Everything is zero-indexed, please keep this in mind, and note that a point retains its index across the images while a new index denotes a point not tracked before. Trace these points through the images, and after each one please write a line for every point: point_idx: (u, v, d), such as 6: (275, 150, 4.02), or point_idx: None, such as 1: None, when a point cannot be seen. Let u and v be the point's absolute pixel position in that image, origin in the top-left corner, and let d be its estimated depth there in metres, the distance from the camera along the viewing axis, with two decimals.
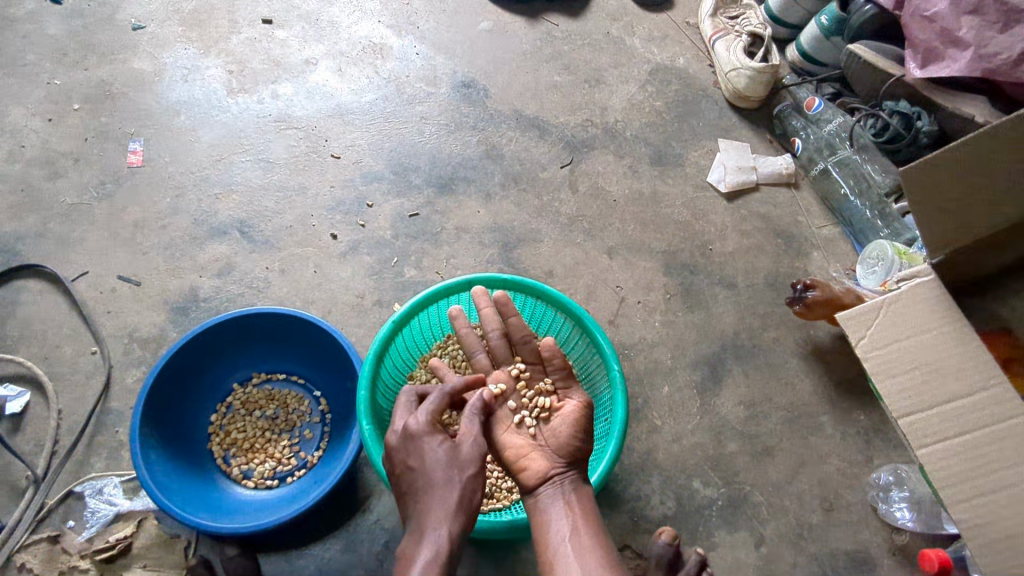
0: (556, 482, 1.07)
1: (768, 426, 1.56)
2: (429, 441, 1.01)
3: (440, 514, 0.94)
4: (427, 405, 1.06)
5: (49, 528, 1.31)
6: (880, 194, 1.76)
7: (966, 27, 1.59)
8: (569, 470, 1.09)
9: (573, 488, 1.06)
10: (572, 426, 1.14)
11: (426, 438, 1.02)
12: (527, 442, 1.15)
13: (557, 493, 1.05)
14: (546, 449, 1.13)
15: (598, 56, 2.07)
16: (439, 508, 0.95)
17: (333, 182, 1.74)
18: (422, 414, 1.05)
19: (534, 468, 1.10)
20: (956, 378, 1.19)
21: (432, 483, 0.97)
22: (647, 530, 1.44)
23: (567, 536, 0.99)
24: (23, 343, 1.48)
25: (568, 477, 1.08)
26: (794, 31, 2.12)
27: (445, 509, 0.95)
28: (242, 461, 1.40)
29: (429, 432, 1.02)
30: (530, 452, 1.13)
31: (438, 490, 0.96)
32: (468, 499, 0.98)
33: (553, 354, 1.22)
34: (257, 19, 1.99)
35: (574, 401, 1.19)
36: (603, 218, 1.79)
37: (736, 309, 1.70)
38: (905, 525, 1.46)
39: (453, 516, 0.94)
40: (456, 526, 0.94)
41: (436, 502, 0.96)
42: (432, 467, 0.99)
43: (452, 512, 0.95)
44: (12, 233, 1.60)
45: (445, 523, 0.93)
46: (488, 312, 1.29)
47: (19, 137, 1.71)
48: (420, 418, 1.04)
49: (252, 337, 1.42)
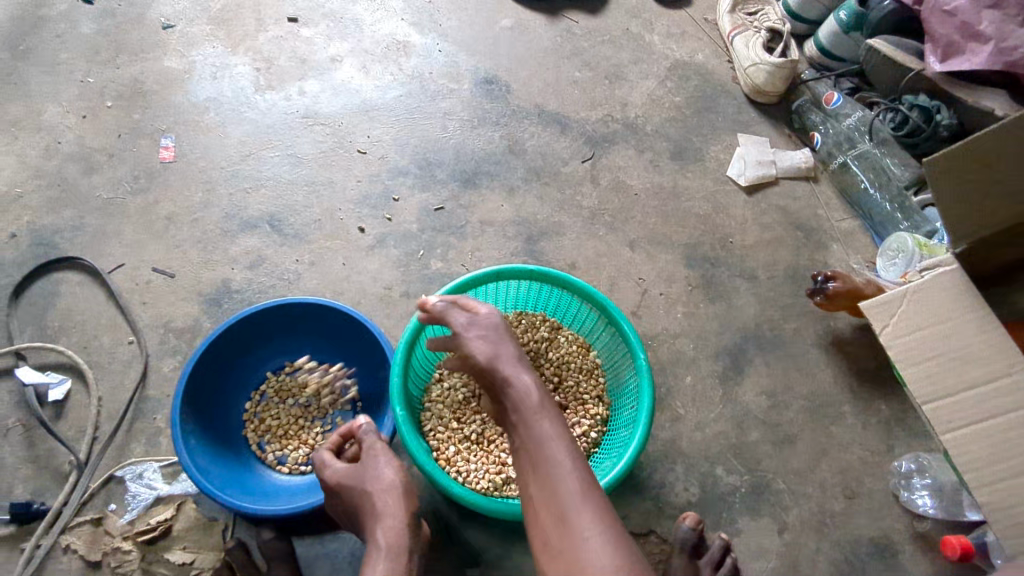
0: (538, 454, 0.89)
1: (789, 416, 1.59)
2: (337, 476, 1.13)
3: (377, 522, 1.04)
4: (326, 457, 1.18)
5: (92, 511, 1.35)
6: (900, 186, 1.79)
7: (988, 20, 1.63)
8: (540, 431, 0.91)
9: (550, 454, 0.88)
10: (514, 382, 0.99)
11: (336, 475, 1.14)
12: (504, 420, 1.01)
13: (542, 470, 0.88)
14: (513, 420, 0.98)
15: (618, 53, 2.09)
16: (375, 519, 1.04)
17: (361, 177, 1.78)
18: (328, 464, 1.16)
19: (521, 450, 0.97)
20: (980, 365, 1.22)
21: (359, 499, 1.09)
22: (671, 517, 1.46)
23: (569, 506, 0.82)
24: (63, 333, 1.52)
25: (541, 433, 0.90)
26: (811, 27, 2.14)
27: (374, 510, 1.06)
28: (276, 447, 1.43)
29: (340, 474, 1.13)
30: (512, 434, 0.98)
31: (367, 502, 1.08)
32: (394, 489, 1.08)
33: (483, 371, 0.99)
34: (284, 18, 2.03)
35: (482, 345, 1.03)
36: (625, 211, 1.81)
37: (757, 301, 1.72)
38: (927, 512, 1.48)
39: (386, 512, 1.04)
40: (393, 520, 1.03)
41: (371, 517, 1.05)
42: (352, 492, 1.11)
43: (383, 511, 1.04)
44: (50, 226, 1.64)
45: (382, 522, 1.03)
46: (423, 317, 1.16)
47: (55, 134, 1.76)
48: (327, 468, 1.16)
49: (284, 327, 1.46)
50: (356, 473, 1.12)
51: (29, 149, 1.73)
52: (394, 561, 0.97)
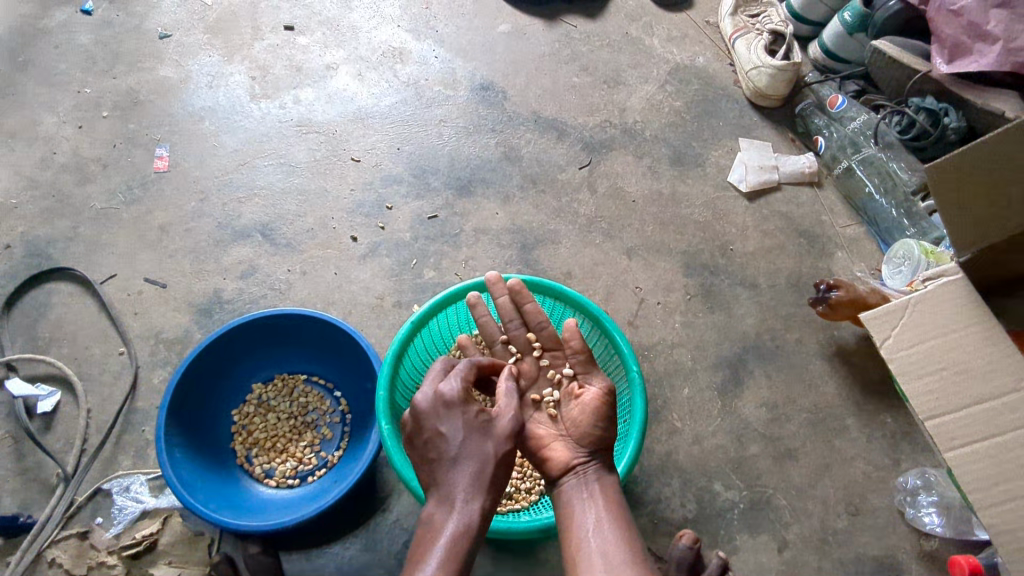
0: (579, 472, 1.05)
1: (790, 429, 1.54)
2: (467, 411, 0.99)
3: (472, 490, 0.92)
4: (460, 373, 1.04)
5: (78, 524, 1.34)
6: (907, 192, 1.73)
7: (995, 20, 1.58)
8: (592, 460, 1.07)
9: (599, 479, 1.04)
10: (592, 414, 1.12)
11: (457, 407, 0.99)
12: (551, 431, 1.15)
13: (579, 483, 1.04)
14: (566, 438, 1.13)
15: (617, 57, 2.06)
16: (461, 482, 0.93)
17: (354, 185, 1.76)
18: (454, 379, 1.02)
19: (556, 458, 1.09)
20: (986, 379, 1.17)
21: (461, 452, 0.95)
22: (667, 534, 1.42)
23: (597, 527, 0.96)
24: (54, 344, 1.52)
25: (595, 469, 1.05)
26: (816, 28, 2.09)
27: (476, 479, 0.93)
28: (265, 460, 1.41)
29: (464, 402, 0.99)
30: (552, 442, 1.12)
31: (469, 462, 0.94)
32: (498, 473, 0.95)
33: (573, 336, 1.19)
34: (280, 26, 2.02)
35: (594, 388, 1.17)
36: (622, 219, 1.78)
37: (757, 310, 1.68)
38: (934, 530, 1.42)
39: (484, 489, 0.92)
40: (488, 501, 0.92)
41: (466, 474, 0.93)
42: (459, 438, 0.96)
43: (484, 485, 0.93)
44: (44, 237, 1.64)
45: (473, 498, 0.91)
46: (504, 301, 1.27)
47: (51, 144, 1.76)
48: (452, 385, 1.01)
49: (273, 337, 1.44)
50: (477, 423, 0.98)
51: (25, 160, 1.73)
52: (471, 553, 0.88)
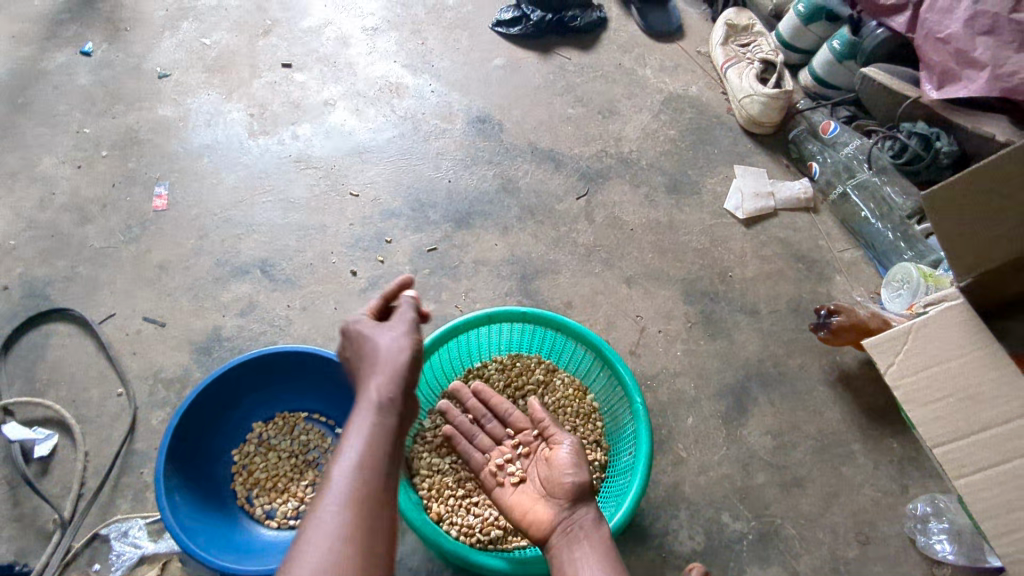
0: (564, 528, 1.03)
1: (797, 456, 1.52)
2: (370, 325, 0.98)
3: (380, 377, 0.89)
4: (404, 324, 0.98)
5: (75, 572, 1.31)
6: (902, 215, 1.74)
7: (982, 47, 1.61)
8: (576, 512, 1.05)
9: (585, 532, 1.02)
10: (563, 466, 1.11)
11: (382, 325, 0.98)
12: (534, 495, 1.13)
13: (567, 540, 1.01)
14: (548, 498, 1.11)
15: (611, 88, 2.09)
16: (363, 449, 0.80)
17: (353, 220, 1.77)
18: (395, 334, 0.96)
19: (541, 519, 1.07)
20: (993, 405, 1.16)
21: (376, 355, 0.93)
22: (675, 567, 1.39)
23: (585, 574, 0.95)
24: (51, 387, 1.50)
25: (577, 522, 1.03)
26: (806, 56, 2.13)
27: (381, 372, 0.90)
28: (265, 501, 1.39)
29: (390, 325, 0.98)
30: (535, 505, 1.10)
31: (379, 358, 0.92)
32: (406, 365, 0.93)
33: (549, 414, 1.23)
34: (278, 63, 2.05)
35: (565, 444, 1.15)
36: (621, 247, 1.78)
37: (759, 337, 1.68)
38: (946, 558, 1.39)
39: (389, 379, 0.90)
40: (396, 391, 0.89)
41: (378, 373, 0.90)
42: (378, 346, 0.94)
43: (384, 374, 0.90)
44: (42, 277, 1.64)
45: (375, 389, 0.88)
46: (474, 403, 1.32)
47: (50, 184, 1.77)
48: (402, 355, 0.93)
49: (275, 375, 1.44)
50: (378, 332, 0.96)
51: (25, 201, 1.74)
52: (377, 434, 0.83)
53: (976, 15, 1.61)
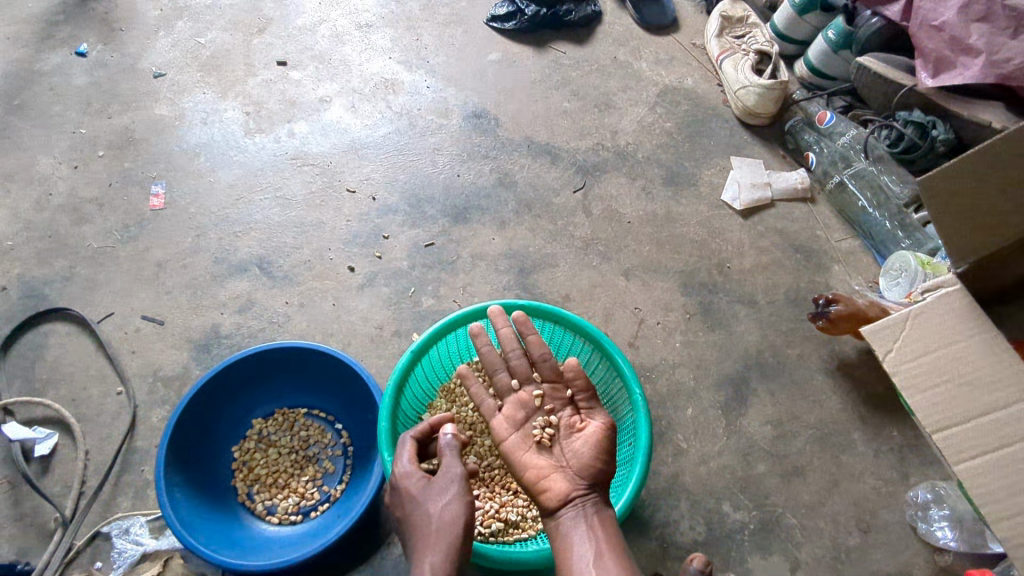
0: (576, 504, 1.02)
1: (797, 446, 1.52)
2: (410, 484, 1.06)
3: (432, 548, 0.98)
4: (450, 483, 1.05)
5: (77, 570, 1.31)
6: (899, 204, 1.75)
7: (977, 34, 1.61)
8: (591, 493, 1.04)
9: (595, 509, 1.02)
10: (593, 448, 1.08)
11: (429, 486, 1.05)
12: (550, 463, 1.10)
13: (577, 515, 1.01)
14: (565, 469, 1.08)
15: (606, 81, 2.09)
16: None
17: (350, 216, 1.77)
18: (444, 500, 1.03)
19: (555, 490, 1.05)
20: (990, 391, 1.16)
21: (426, 523, 1.02)
22: (677, 558, 1.39)
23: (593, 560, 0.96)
24: (50, 386, 1.50)
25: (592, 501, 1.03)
26: (801, 47, 2.14)
27: (432, 541, 0.99)
28: (266, 497, 1.39)
29: (436, 484, 1.05)
30: (551, 473, 1.08)
31: (430, 525, 1.01)
32: (457, 532, 1.00)
33: (576, 374, 1.15)
34: (273, 61, 2.05)
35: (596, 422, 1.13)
36: (619, 240, 1.78)
37: (757, 327, 1.68)
38: (948, 545, 1.39)
39: (440, 550, 0.98)
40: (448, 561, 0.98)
41: (429, 542, 0.99)
42: (430, 512, 1.02)
43: (437, 545, 0.99)
44: (40, 277, 1.64)
45: (430, 558, 0.98)
46: (507, 332, 1.23)
47: (47, 185, 1.77)
48: (450, 531, 1.00)
49: (274, 371, 1.44)
50: (425, 490, 1.05)
51: (22, 202, 1.74)
52: None
53: (969, 2, 1.61)
